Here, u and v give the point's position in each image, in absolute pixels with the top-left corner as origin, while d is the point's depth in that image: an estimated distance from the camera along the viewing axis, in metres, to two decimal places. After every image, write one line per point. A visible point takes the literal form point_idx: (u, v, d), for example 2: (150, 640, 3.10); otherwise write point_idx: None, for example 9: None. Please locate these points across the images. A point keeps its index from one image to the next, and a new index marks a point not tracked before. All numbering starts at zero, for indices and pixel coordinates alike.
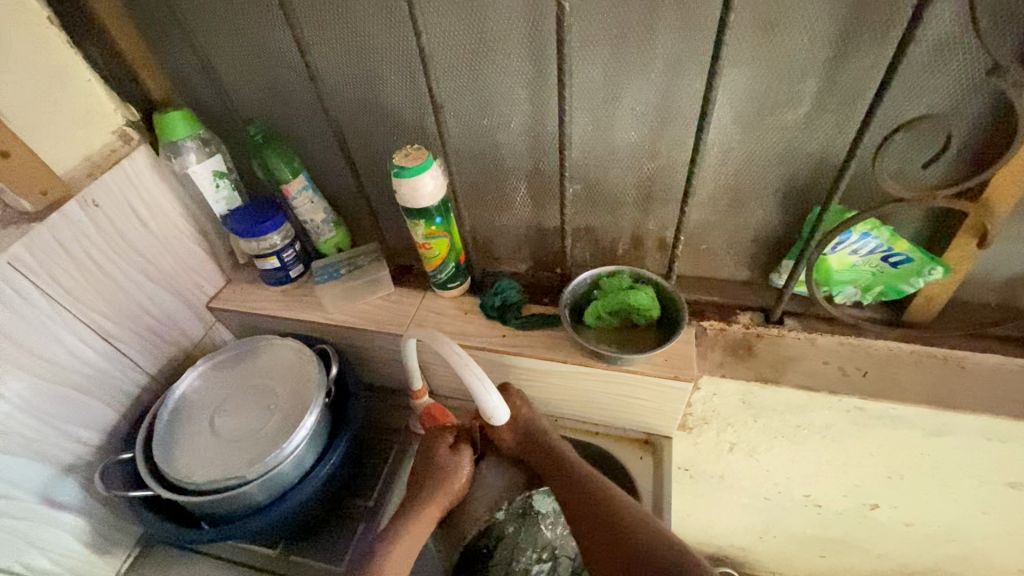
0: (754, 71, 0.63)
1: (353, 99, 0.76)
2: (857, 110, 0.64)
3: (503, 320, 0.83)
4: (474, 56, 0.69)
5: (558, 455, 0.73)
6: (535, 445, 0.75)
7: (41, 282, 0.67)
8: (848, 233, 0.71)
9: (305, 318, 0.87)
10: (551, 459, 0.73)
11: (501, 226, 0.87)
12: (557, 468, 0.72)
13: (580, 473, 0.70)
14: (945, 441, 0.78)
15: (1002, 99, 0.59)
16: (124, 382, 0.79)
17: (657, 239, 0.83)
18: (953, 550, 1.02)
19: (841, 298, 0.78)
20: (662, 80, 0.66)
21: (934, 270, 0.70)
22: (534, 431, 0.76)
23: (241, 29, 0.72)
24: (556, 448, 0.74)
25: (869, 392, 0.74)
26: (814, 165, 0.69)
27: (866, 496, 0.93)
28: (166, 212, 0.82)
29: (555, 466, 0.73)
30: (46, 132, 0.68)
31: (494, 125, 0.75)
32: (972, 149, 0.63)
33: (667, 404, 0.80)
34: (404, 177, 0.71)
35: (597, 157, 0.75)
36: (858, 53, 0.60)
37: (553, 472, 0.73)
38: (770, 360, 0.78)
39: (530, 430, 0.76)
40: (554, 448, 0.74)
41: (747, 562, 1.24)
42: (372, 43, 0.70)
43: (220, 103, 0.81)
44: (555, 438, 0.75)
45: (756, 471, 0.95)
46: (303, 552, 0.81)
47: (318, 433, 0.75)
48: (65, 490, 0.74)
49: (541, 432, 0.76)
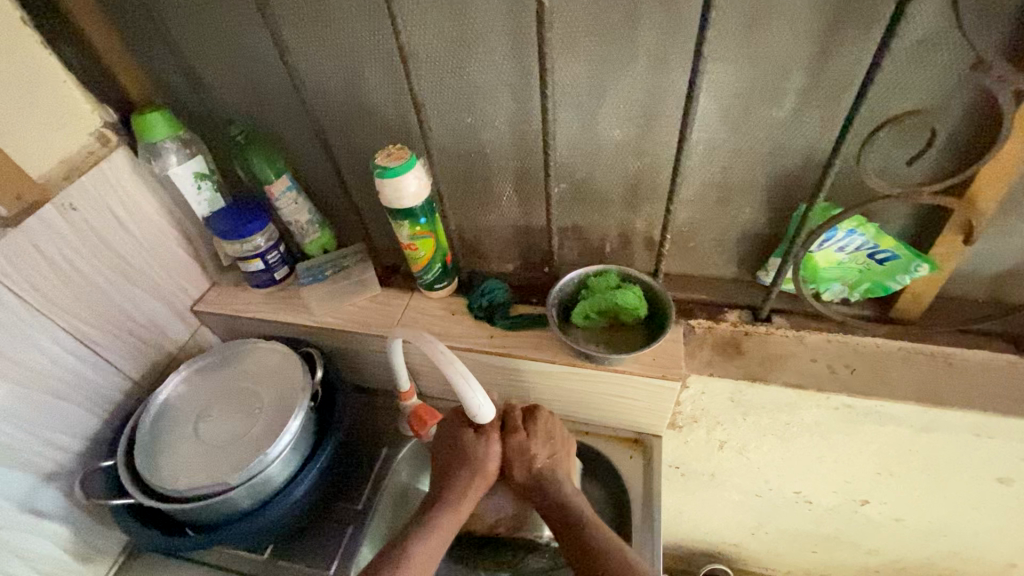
0: (738, 68, 0.62)
1: (335, 99, 0.75)
2: (842, 107, 0.63)
3: (490, 321, 0.82)
4: (457, 54, 0.68)
5: (564, 502, 0.70)
6: (544, 480, 0.71)
7: (18, 287, 0.66)
8: (835, 230, 0.70)
9: (290, 320, 0.85)
10: (557, 504, 0.70)
11: (488, 226, 0.86)
12: (562, 515, 0.69)
13: (589, 531, 0.67)
14: (934, 437, 0.78)
15: (987, 95, 0.58)
16: (107, 388, 0.78)
17: (645, 238, 0.83)
18: (944, 545, 1.02)
19: (829, 295, 0.78)
20: (647, 77, 0.66)
21: (920, 267, 0.70)
22: (547, 468, 0.72)
23: (220, 28, 0.71)
24: (562, 497, 0.70)
25: (857, 389, 0.74)
26: (800, 163, 0.69)
27: (856, 492, 0.93)
28: (147, 215, 0.81)
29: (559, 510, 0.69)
30: (20, 135, 0.67)
31: (478, 124, 0.74)
32: (957, 145, 0.63)
33: (656, 403, 0.79)
34: (386, 177, 0.70)
35: (583, 156, 0.74)
36: (843, 49, 0.59)
37: (556, 517, 0.69)
38: (758, 358, 0.78)
39: (545, 463, 0.72)
40: (563, 495, 0.70)
41: (739, 558, 1.24)
42: (353, 41, 0.69)
43: (201, 103, 0.80)
44: (566, 486, 0.71)
45: (747, 469, 0.95)
46: (292, 557, 0.80)
47: (303, 437, 0.74)
48: (47, 498, 0.73)
49: (554, 469, 0.72)
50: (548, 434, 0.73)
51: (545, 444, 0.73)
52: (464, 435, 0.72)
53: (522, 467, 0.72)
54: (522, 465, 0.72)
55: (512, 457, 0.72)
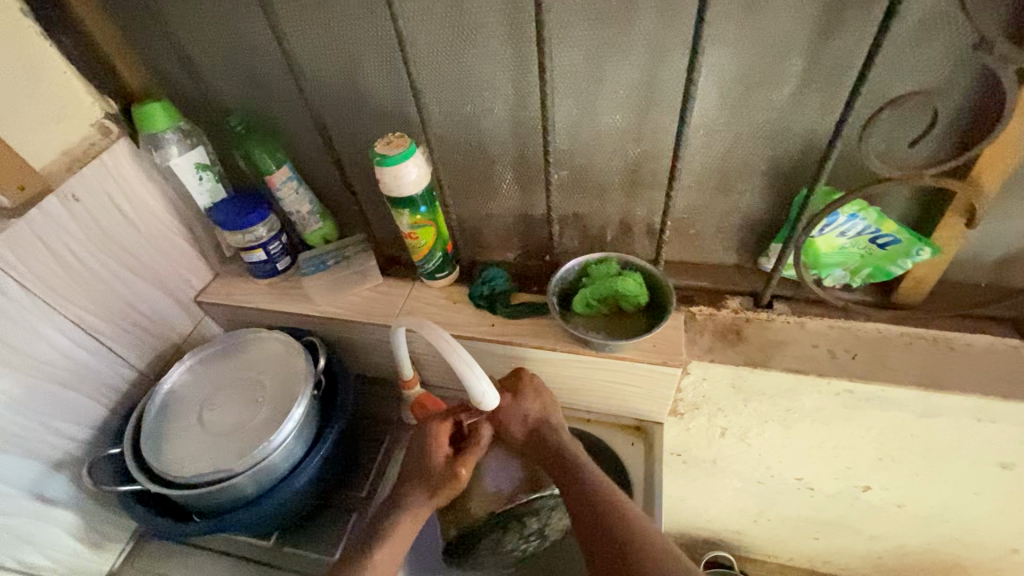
0: (738, 51, 0.62)
1: (332, 87, 0.75)
2: (843, 89, 0.63)
3: (491, 309, 0.82)
4: (454, 41, 0.67)
5: (563, 450, 0.70)
6: (537, 429, 0.73)
7: (22, 278, 0.66)
8: (836, 215, 0.70)
9: (293, 310, 0.86)
10: (554, 453, 0.71)
11: (488, 215, 0.86)
12: (557, 462, 0.70)
13: (581, 479, 0.67)
14: (936, 421, 0.78)
15: (988, 75, 0.58)
16: (112, 377, 0.79)
17: (645, 225, 0.82)
18: (946, 531, 1.02)
19: (831, 281, 0.78)
20: (645, 62, 0.65)
21: (922, 251, 0.70)
22: (542, 420, 0.73)
23: (217, 16, 0.71)
24: (558, 445, 0.71)
25: (858, 374, 0.74)
26: (800, 147, 0.68)
27: (858, 478, 0.94)
28: (149, 205, 0.81)
29: (556, 457, 0.70)
30: (21, 127, 0.68)
31: (478, 111, 0.74)
32: (959, 126, 0.62)
33: (656, 390, 0.80)
34: (386, 165, 0.70)
35: (582, 142, 0.74)
36: (844, 29, 0.58)
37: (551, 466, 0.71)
38: (759, 344, 0.78)
39: (536, 414, 0.73)
40: (557, 447, 0.71)
41: (740, 545, 1.25)
42: (350, 29, 0.68)
43: (200, 93, 0.80)
44: (562, 434, 0.73)
45: (748, 456, 0.95)
46: (298, 543, 0.81)
47: (307, 425, 0.75)
48: (55, 486, 0.74)
49: (545, 421, 0.73)
50: (539, 392, 0.74)
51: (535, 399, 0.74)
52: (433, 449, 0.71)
53: (517, 424, 0.73)
54: (517, 420, 0.73)
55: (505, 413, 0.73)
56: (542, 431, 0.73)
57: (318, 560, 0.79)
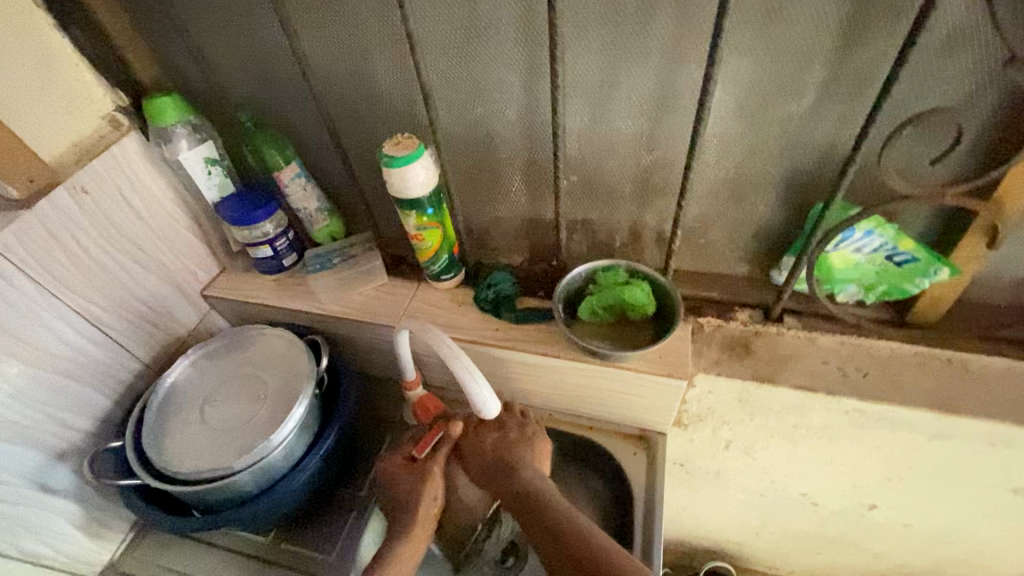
0: (756, 59, 0.60)
1: (342, 86, 0.74)
2: (865, 102, 0.61)
3: (496, 313, 0.81)
4: (466, 41, 0.66)
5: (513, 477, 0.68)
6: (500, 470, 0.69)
7: (30, 269, 0.66)
8: (852, 230, 0.68)
9: (298, 307, 0.86)
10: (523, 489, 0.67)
11: (496, 218, 0.85)
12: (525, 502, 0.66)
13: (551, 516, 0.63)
14: (946, 444, 0.76)
15: (1016, 93, 0.55)
16: (117, 369, 0.80)
17: (655, 233, 0.81)
18: (952, 552, 1.00)
19: (843, 297, 0.76)
20: (661, 67, 0.64)
21: (940, 271, 0.68)
22: (502, 448, 0.71)
23: (227, 11, 0.70)
24: (513, 462, 0.69)
25: (869, 394, 0.72)
26: (817, 159, 0.67)
27: (864, 496, 0.92)
28: (157, 198, 0.81)
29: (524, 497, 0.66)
30: (31, 118, 0.68)
31: (488, 113, 0.73)
32: (984, 144, 0.60)
33: (661, 401, 0.78)
34: (394, 167, 0.69)
35: (593, 147, 0.73)
36: (867, 40, 0.56)
37: (522, 505, 0.66)
38: (768, 358, 0.77)
39: (505, 446, 0.71)
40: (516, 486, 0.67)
41: (741, 557, 1.23)
42: (360, 27, 0.67)
43: (210, 87, 0.79)
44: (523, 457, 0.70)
45: (752, 469, 0.93)
46: (296, 541, 0.81)
47: (308, 423, 0.75)
48: (58, 475, 0.74)
49: (510, 460, 0.69)
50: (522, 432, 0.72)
51: (509, 440, 0.71)
52: (422, 502, 0.69)
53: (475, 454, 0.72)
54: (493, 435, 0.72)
55: (472, 461, 0.72)
56: (503, 453, 0.70)
57: (317, 558, 0.80)
